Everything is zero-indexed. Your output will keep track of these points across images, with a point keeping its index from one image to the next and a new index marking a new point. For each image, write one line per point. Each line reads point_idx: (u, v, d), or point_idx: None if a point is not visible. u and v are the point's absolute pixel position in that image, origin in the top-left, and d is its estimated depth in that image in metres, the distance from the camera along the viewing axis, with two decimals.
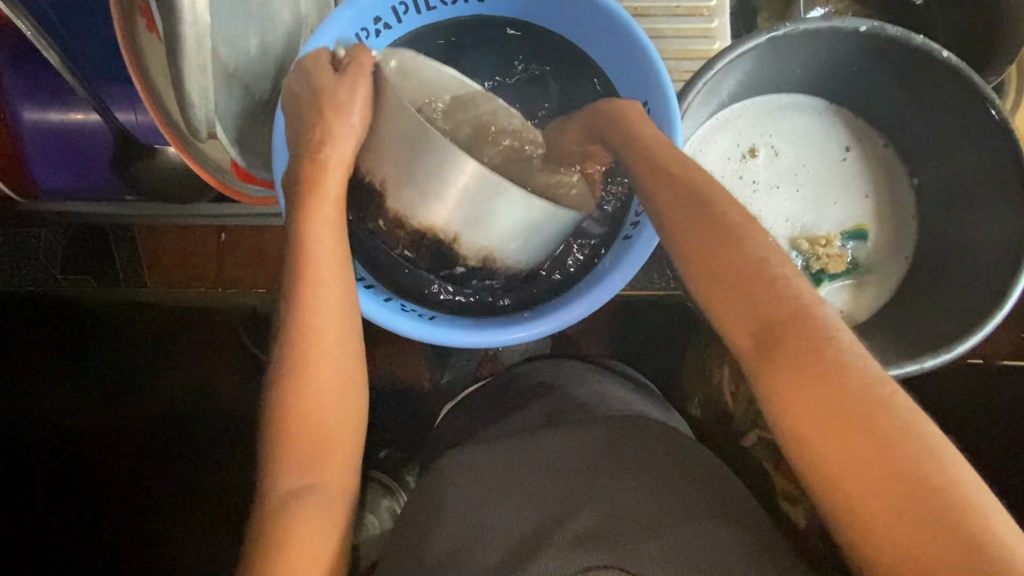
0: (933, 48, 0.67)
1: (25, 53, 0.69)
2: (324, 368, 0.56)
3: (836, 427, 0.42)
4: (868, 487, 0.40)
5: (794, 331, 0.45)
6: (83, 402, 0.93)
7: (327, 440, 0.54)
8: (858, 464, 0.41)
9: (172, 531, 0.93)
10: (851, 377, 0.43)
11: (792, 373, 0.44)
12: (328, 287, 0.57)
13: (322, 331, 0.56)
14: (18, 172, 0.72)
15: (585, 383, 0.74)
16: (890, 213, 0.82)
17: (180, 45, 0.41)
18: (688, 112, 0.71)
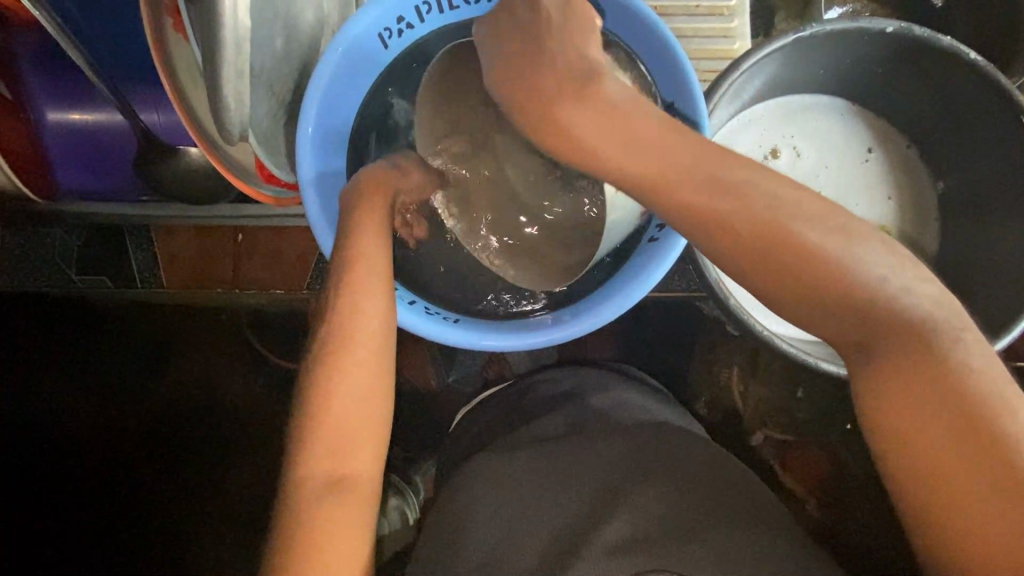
0: (961, 50, 0.67)
1: (46, 50, 0.68)
2: (361, 361, 0.54)
3: (930, 411, 0.38)
4: (972, 477, 0.37)
5: (878, 312, 0.42)
6: (97, 405, 0.94)
7: (354, 435, 0.51)
8: (955, 457, 0.37)
9: (187, 531, 0.94)
10: (952, 362, 0.39)
11: (889, 353, 0.41)
12: (374, 288, 0.57)
13: (362, 325, 0.55)
14: (36, 172, 0.71)
15: (608, 388, 0.73)
16: (912, 214, 0.81)
17: (219, 48, 0.41)
18: (714, 112, 0.71)
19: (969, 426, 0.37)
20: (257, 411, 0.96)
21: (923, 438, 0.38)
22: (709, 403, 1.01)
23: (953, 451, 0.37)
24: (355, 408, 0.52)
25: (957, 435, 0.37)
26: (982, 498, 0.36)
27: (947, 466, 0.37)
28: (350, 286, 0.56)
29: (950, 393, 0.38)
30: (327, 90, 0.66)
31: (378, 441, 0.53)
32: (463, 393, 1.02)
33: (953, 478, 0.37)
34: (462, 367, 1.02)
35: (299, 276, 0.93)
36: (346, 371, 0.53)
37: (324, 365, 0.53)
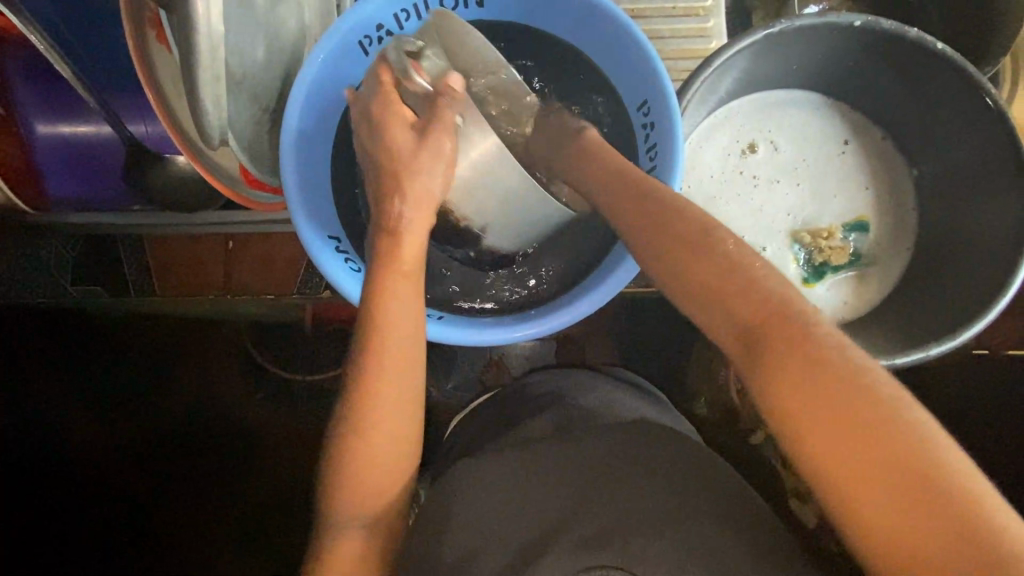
0: (928, 40, 0.68)
1: (37, 66, 0.70)
2: (395, 411, 0.55)
3: (827, 420, 0.40)
4: (868, 482, 0.38)
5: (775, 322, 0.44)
6: (98, 407, 0.95)
7: (384, 477, 0.56)
8: (818, 408, 0.40)
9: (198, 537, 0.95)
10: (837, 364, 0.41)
11: (786, 367, 0.42)
12: (403, 335, 0.56)
13: (388, 374, 0.55)
14: (30, 184, 0.73)
15: (594, 389, 0.74)
16: (890, 203, 0.82)
17: (195, 56, 0.43)
18: (688, 109, 0.73)
19: (820, 375, 0.41)
20: (257, 418, 0.97)
21: (789, 391, 0.42)
22: (708, 404, 1.02)
23: (817, 401, 0.40)
24: (387, 456, 0.56)
25: (813, 386, 0.41)
26: (845, 444, 0.39)
27: (809, 415, 0.41)
28: (380, 340, 0.55)
29: (843, 404, 0.40)
30: (309, 96, 0.68)
31: (405, 473, 0.59)
32: (461, 397, 1.03)
33: (817, 427, 0.40)
34: (459, 371, 1.04)
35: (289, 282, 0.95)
36: (376, 428, 0.55)
37: (357, 422, 0.54)
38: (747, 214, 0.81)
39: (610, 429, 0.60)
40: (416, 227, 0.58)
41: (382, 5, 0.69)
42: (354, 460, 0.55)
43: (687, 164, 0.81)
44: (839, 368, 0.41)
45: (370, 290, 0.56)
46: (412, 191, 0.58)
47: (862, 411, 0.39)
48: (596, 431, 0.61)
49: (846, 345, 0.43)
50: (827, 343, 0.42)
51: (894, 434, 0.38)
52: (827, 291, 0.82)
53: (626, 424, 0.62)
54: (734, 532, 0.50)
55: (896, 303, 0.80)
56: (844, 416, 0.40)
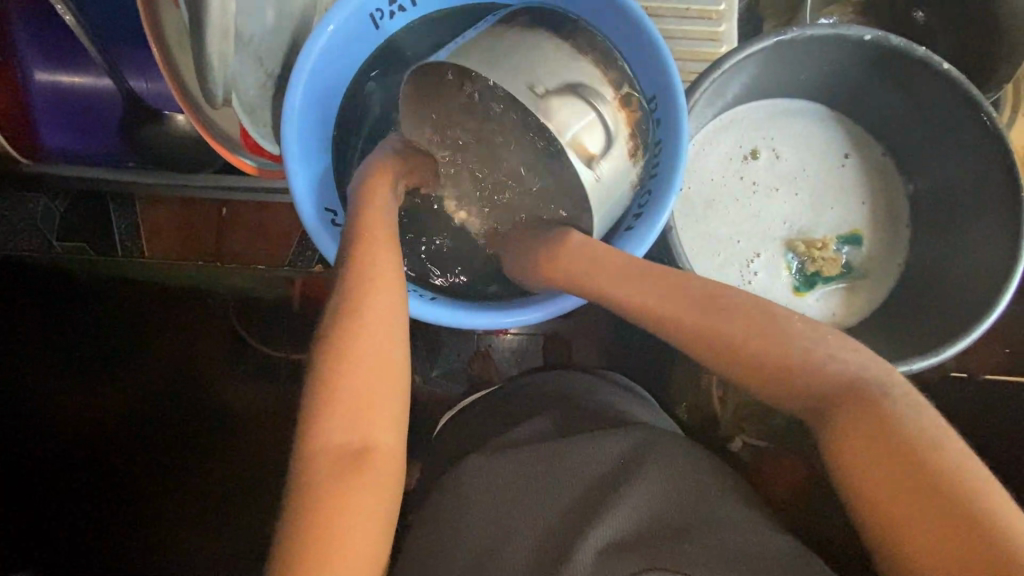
0: (934, 58, 0.69)
1: (39, 13, 0.69)
2: (379, 329, 0.57)
3: (877, 454, 0.46)
4: (911, 509, 0.43)
5: (847, 391, 0.51)
6: (72, 376, 0.91)
7: (371, 418, 0.54)
8: (859, 441, 0.47)
9: (177, 509, 0.92)
10: (894, 420, 0.47)
11: (849, 416, 0.49)
12: (383, 257, 0.61)
13: (372, 290, 0.58)
14: (24, 132, 0.71)
15: (592, 394, 0.73)
16: (885, 217, 0.83)
17: (206, 8, 0.42)
18: (695, 109, 0.73)
19: (872, 419, 0.48)
20: (241, 395, 0.95)
21: (842, 427, 0.49)
22: (689, 409, 1.02)
23: (855, 433, 0.48)
24: (380, 376, 0.55)
25: (863, 424, 0.48)
26: (889, 487, 0.44)
27: (853, 445, 0.47)
28: (363, 269, 0.59)
29: (895, 439, 0.46)
30: (315, 62, 0.66)
31: (399, 411, 0.56)
32: (445, 383, 1.03)
33: (865, 461, 0.46)
34: (445, 359, 1.04)
35: (282, 252, 0.96)
36: (355, 376, 0.54)
37: (336, 370, 0.54)
38: (744, 219, 0.81)
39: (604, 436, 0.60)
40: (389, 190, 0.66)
41: None
42: (342, 384, 0.54)
43: (690, 165, 0.81)
44: (889, 418, 0.47)
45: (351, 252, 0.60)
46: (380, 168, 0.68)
47: (903, 455, 0.45)
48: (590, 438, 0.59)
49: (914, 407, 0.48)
50: (880, 400, 0.49)
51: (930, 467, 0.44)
52: (817, 301, 0.82)
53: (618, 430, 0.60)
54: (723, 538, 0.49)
55: (882, 318, 0.81)
56: (889, 450, 0.45)
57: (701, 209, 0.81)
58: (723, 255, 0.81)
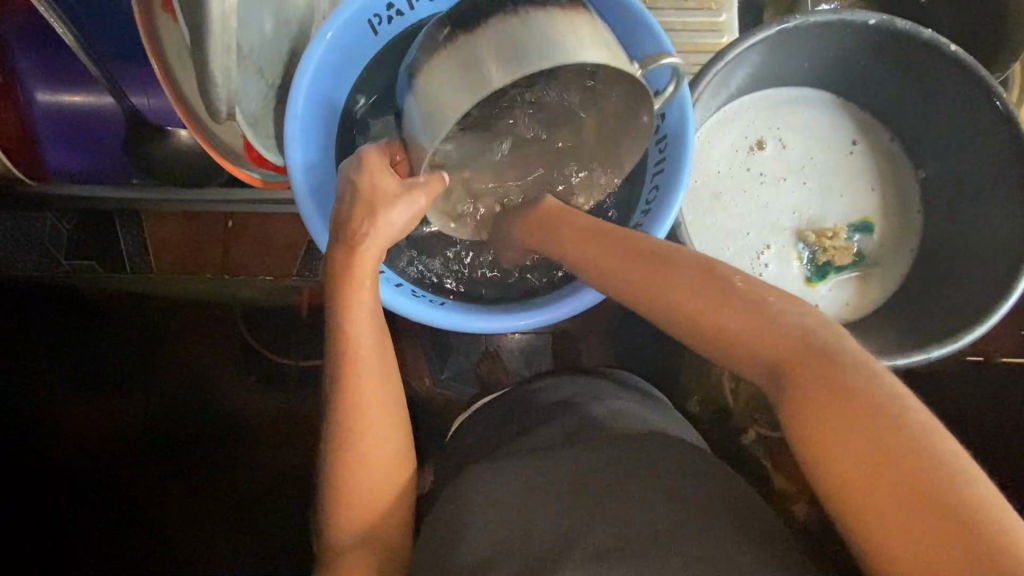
0: (942, 42, 0.68)
1: (36, 31, 0.68)
2: (371, 417, 0.56)
3: (843, 433, 0.41)
4: (885, 499, 0.38)
5: (806, 366, 0.45)
6: (88, 395, 0.89)
7: (374, 501, 0.56)
8: (822, 415, 0.42)
9: (197, 533, 0.91)
10: (859, 391, 0.42)
11: (816, 396, 0.43)
12: (366, 339, 0.57)
13: (362, 379, 0.56)
14: (27, 152, 0.71)
15: (602, 397, 0.72)
16: (895, 203, 0.82)
17: (207, 25, 0.41)
18: (699, 101, 0.72)
19: (835, 391, 0.43)
20: (250, 408, 0.96)
21: (800, 405, 0.44)
22: (700, 402, 1.01)
23: (817, 410, 0.43)
24: (380, 461, 0.56)
25: (821, 397, 0.43)
26: (860, 464, 0.40)
27: (815, 421, 0.43)
28: (348, 358, 0.57)
29: (865, 415, 0.41)
30: (316, 71, 0.66)
31: (402, 483, 0.58)
32: (456, 386, 1.03)
33: (827, 436, 0.42)
34: (454, 362, 1.03)
35: (289, 264, 0.96)
36: (357, 455, 0.55)
37: (333, 426, 0.56)
38: (752, 212, 0.81)
39: (624, 440, 0.58)
40: (372, 245, 0.58)
41: None
42: (342, 476, 0.55)
43: (696, 159, 0.80)
44: (852, 389, 0.42)
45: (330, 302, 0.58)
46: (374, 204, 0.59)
47: (872, 435, 0.40)
48: (606, 442, 0.58)
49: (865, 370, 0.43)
50: (839, 370, 0.44)
51: (893, 446, 0.39)
52: (829, 291, 0.81)
53: (636, 436, 0.59)
54: (751, 539, 0.48)
55: (896, 306, 0.80)
56: (857, 428, 0.41)
57: (708, 203, 0.80)
58: (733, 248, 0.80)
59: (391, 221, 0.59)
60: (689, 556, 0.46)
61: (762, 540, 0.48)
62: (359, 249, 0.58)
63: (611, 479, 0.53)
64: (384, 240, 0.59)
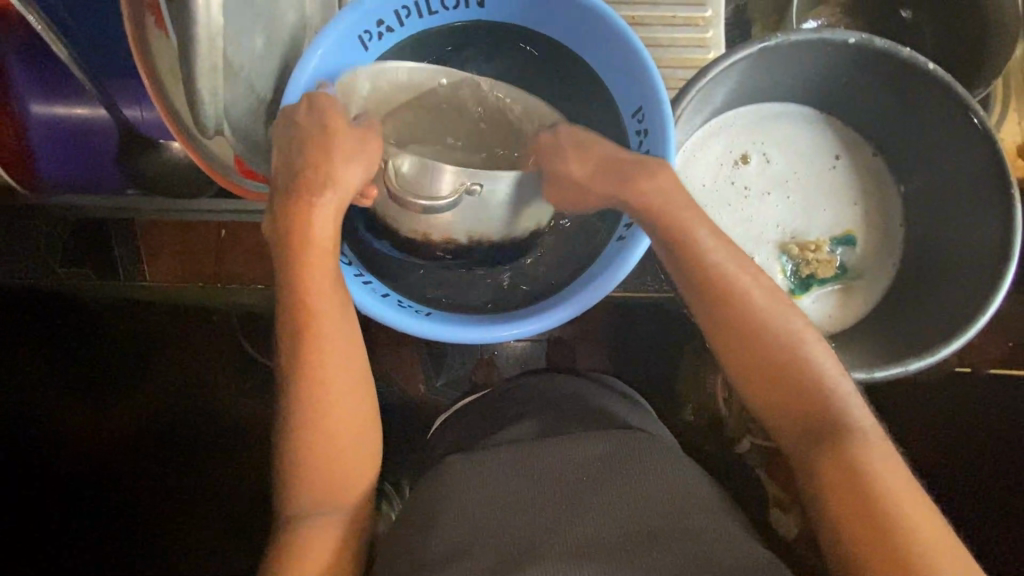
0: (919, 61, 0.69)
1: (34, 46, 0.70)
2: (329, 380, 0.56)
3: (849, 483, 0.52)
4: (869, 538, 0.50)
5: (827, 425, 0.56)
6: (78, 394, 0.95)
7: (338, 469, 0.56)
8: (839, 499, 0.52)
9: (182, 524, 0.96)
10: (866, 458, 0.53)
11: (832, 452, 0.54)
12: (324, 300, 0.57)
13: (321, 341, 0.56)
14: (22, 164, 0.73)
15: (587, 397, 0.73)
16: (878, 217, 0.83)
17: (193, 44, 0.43)
18: (682, 117, 0.73)
19: (848, 473, 0.53)
20: (237, 410, 0.98)
21: (822, 460, 0.55)
22: (696, 410, 1.03)
23: (840, 491, 0.53)
24: (343, 425, 0.56)
25: (842, 479, 0.53)
26: (851, 506, 0.52)
27: (833, 501, 0.53)
28: (308, 320, 0.56)
29: (866, 476, 0.52)
30: (304, 87, 0.67)
31: (368, 451, 0.58)
32: (448, 394, 1.04)
33: (833, 481, 0.53)
34: (448, 369, 1.04)
35: None
36: (319, 416, 0.55)
37: (294, 392, 0.56)
38: (736, 223, 0.82)
39: (601, 438, 0.59)
40: (329, 205, 0.58)
41: (382, 3, 0.69)
42: (303, 439, 0.55)
43: (681, 171, 0.81)
44: (860, 452, 0.54)
45: (287, 270, 0.57)
46: (334, 170, 0.59)
47: (868, 487, 0.52)
48: (581, 442, 0.58)
49: (873, 447, 0.54)
50: (851, 451, 0.54)
51: (907, 532, 0.49)
52: (813, 303, 0.82)
53: (612, 433, 0.59)
54: (728, 550, 0.48)
55: (878, 317, 0.81)
56: (857, 481, 0.52)
57: None
58: None
59: (347, 181, 0.59)
60: (663, 560, 0.47)
61: (738, 551, 0.49)
62: (314, 211, 0.57)
63: (585, 481, 0.54)
64: (341, 201, 0.59)
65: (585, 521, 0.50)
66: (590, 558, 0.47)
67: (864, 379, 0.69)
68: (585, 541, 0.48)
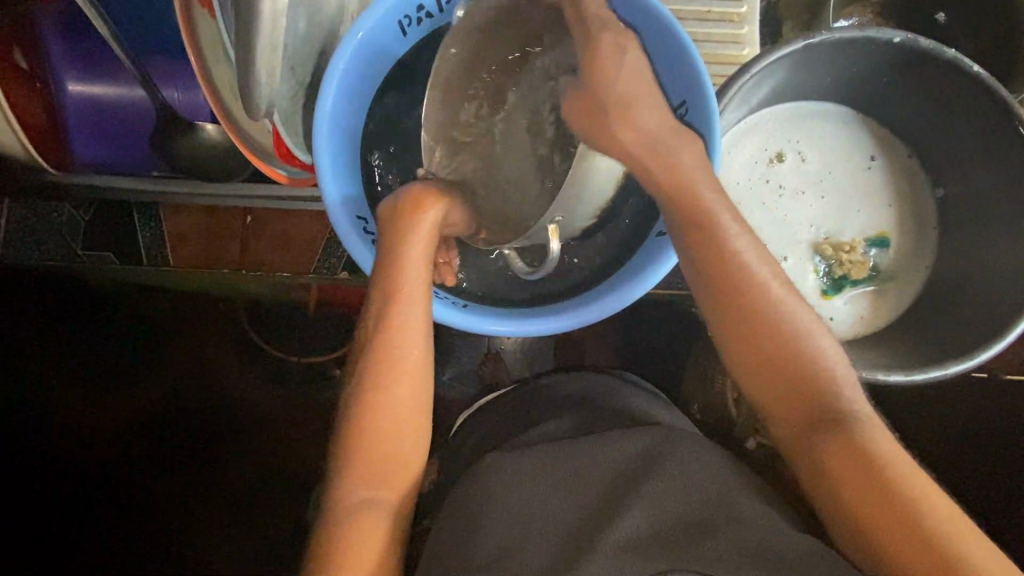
0: (965, 62, 0.69)
1: (73, 26, 0.70)
2: (407, 372, 0.59)
3: (863, 475, 0.51)
4: (894, 532, 0.48)
5: (830, 418, 0.55)
6: (85, 386, 0.95)
7: (394, 461, 0.57)
8: (851, 485, 0.51)
9: (188, 513, 0.98)
10: (875, 448, 0.52)
11: (839, 443, 0.53)
12: (413, 298, 0.61)
13: (404, 334, 0.60)
14: (54, 141, 0.71)
15: (615, 394, 0.72)
16: (912, 219, 0.83)
17: (257, 23, 0.42)
18: (724, 112, 0.72)
19: (854, 457, 0.52)
20: (252, 399, 0.99)
21: (833, 450, 0.53)
22: (702, 409, 1.00)
23: (850, 478, 0.51)
24: (409, 419, 0.59)
25: (850, 464, 0.52)
26: (869, 498, 0.50)
27: (846, 488, 0.51)
28: (396, 314, 0.60)
29: (878, 465, 0.51)
30: (346, 68, 0.66)
31: (419, 450, 0.60)
32: (462, 387, 1.03)
33: (846, 474, 0.52)
34: (463, 362, 1.03)
35: (308, 260, 0.93)
36: (391, 403, 0.58)
37: (372, 379, 0.59)
38: (772, 223, 0.81)
39: (636, 436, 0.58)
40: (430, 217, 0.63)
41: None
42: (368, 425, 0.57)
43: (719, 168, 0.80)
44: (871, 443, 0.53)
45: (383, 270, 0.62)
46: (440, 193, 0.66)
47: (884, 479, 0.50)
48: (617, 439, 0.57)
49: (877, 432, 0.54)
50: (862, 440, 0.53)
51: (922, 514, 0.48)
52: (845, 304, 0.82)
53: (640, 432, 0.58)
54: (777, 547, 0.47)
55: (907, 320, 0.81)
56: (874, 472, 0.51)
57: None
58: None
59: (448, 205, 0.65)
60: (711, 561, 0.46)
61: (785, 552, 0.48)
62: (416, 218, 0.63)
63: (626, 477, 0.53)
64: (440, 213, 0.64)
65: (633, 516, 0.48)
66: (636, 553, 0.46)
67: (901, 381, 0.69)
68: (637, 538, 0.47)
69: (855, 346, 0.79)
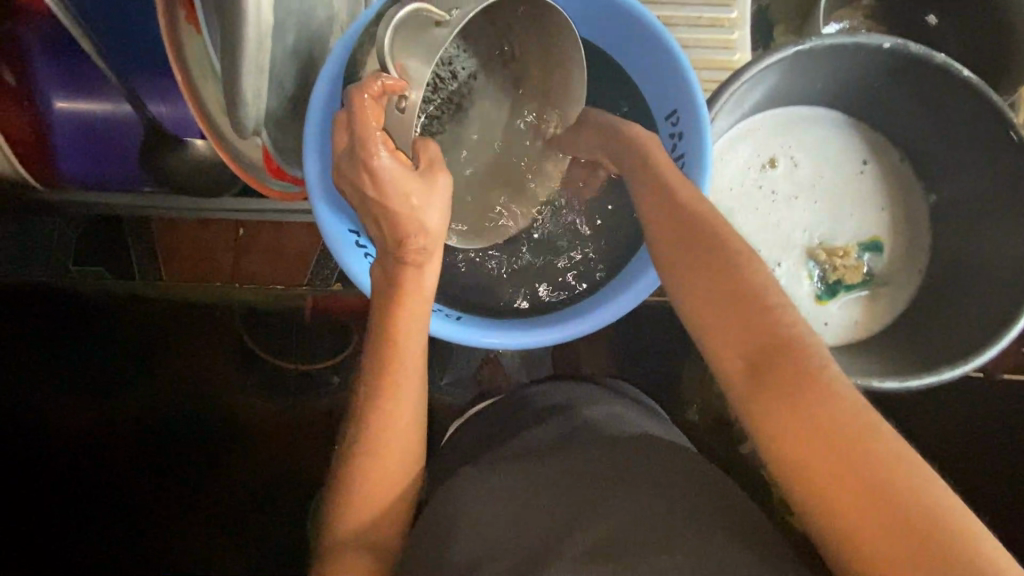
0: (956, 67, 0.69)
1: (58, 41, 0.69)
2: (404, 413, 0.57)
3: (820, 441, 0.41)
4: (862, 507, 0.39)
5: (786, 364, 0.45)
6: (88, 395, 0.95)
7: (388, 494, 0.56)
8: (809, 455, 0.42)
9: (180, 527, 0.96)
10: (840, 408, 0.42)
11: (790, 404, 0.43)
12: (412, 334, 0.58)
13: (405, 371, 0.57)
14: (38, 158, 0.71)
15: (601, 403, 0.71)
16: (903, 222, 0.83)
17: (241, 44, 0.41)
18: (715, 120, 0.72)
19: (819, 435, 0.41)
20: (246, 409, 0.98)
21: (781, 410, 0.44)
22: (700, 412, 1.02)
23: (799, 440, 0.42)
24: (401, 451, 0.57)
25: (800, 426, 0.42)
26: (830, 471, 0.41)
27: (803, 457, 0.42)
28: (395, 350, 0.57)
29: (842, 434, 0.41)
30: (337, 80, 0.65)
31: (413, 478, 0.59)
32: (457, 395, 1.03)
33: (798, 441, 0.42)
34: (456, 369, 1.03)
35: (301, 274, 0.93)
36: (385, 439, 0.56)
37: (370, 412, 0.57)
38: (765, 230, 0.81)
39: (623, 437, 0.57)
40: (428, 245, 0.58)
41: None
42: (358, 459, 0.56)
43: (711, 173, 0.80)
44: (830, 403, 0.42)
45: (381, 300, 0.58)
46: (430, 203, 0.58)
47: (846, 448, 0.41)
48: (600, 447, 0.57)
49: (853, 404, 0.42)
50: (822, 394, 0.43)
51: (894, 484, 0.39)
52: (839, 310, 0.82)
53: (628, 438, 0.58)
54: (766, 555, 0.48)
55: (900, 324, 0.81)
56: (834, 436, 0.41)
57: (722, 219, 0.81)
58: None
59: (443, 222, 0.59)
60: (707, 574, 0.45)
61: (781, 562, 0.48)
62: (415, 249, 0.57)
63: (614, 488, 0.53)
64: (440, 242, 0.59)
65: (605, 521, 0.48)
66: (608, 564, 0.45)
67: (895, 388, 0.69)
68: (616, 550, 0.46)
69: (850, 351, 0.79)
